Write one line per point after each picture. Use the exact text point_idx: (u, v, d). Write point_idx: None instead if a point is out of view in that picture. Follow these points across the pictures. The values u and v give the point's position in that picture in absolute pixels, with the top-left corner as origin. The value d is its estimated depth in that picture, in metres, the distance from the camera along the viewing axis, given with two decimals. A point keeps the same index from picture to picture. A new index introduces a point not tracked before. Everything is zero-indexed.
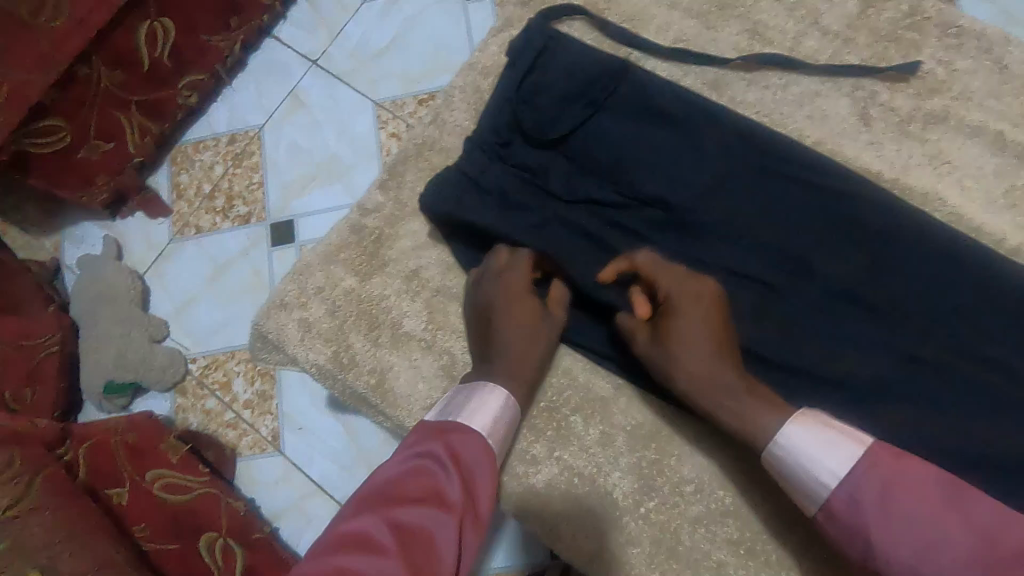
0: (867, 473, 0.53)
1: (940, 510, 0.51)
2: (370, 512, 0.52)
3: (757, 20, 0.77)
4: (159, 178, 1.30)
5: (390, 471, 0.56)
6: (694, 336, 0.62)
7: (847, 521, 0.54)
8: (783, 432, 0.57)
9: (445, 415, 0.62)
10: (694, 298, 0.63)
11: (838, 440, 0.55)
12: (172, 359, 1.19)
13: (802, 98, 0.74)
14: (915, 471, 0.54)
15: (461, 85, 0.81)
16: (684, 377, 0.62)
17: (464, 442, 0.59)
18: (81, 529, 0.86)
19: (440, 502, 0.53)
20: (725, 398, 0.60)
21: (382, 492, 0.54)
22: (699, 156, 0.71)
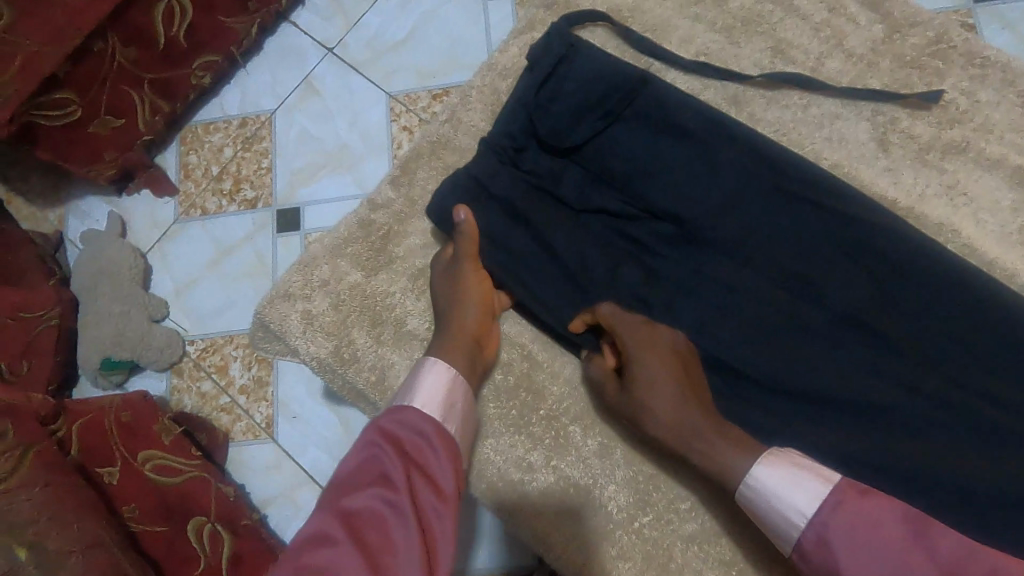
0: (835, 513, 0.54)
1: (908, 549, 0.52)
2: (322, 512, 0.51)
3: (781, 37, 0.76)
4: (168, 157, 1.29)
5: (343, 465, 0.55)
6: (653, 390, 0.63)
7: (817, 560, 0.55)
8: (752, 471, 0.58)
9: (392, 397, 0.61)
10: (649, 345, 0.64)
11: (804, 480, 0.56)
12: (169, 340, 1.18)
13: (821, 119, 0.73)
14: (884, 508, 0.54)
15: (478, 85, 0.80)
16: (653, 423, 0.64)
17: (406, 419, 0.57)
18: (70, 508, 0.86)
19: (388, 485, 0.52)
20: (693, 441, 0.62)
21: (334, 489, 0.53)
22: (714, 171, 0.70)
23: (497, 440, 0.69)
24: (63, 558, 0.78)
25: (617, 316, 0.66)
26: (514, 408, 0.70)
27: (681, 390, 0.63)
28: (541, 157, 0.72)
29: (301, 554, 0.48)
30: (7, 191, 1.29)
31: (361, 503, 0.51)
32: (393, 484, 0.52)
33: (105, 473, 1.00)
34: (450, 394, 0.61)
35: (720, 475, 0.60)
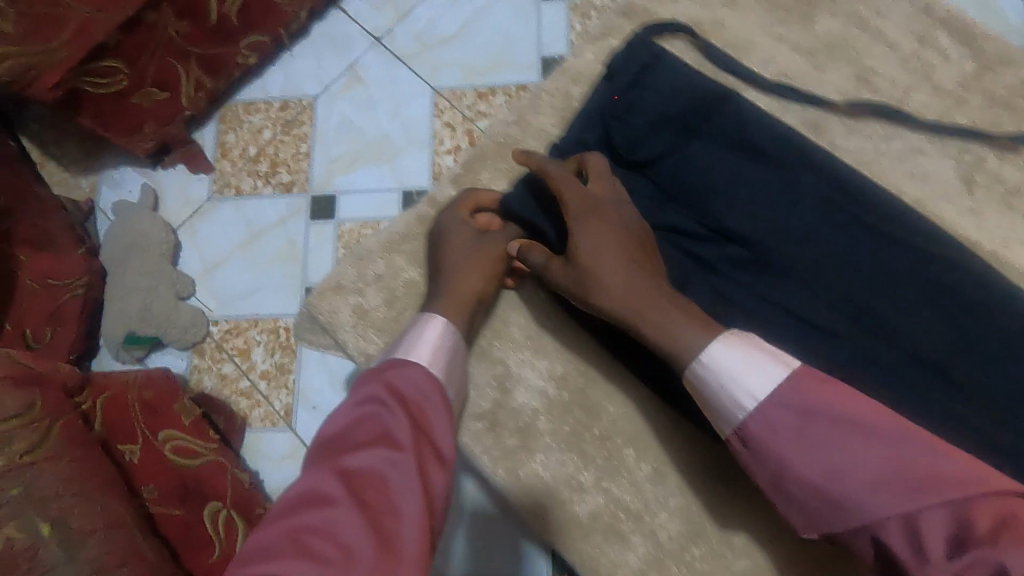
0: (794, 396, 0.51)
1: (856, 436, 0.49)
2: (320, 467, 0.51)
3: (866, 65, 0.74)
4: (206, 134, 1.26)
5: (339, 421, 0.54)
6: (597, 245, 0.62)
7: (761, 444, 0.52)
8: (709, 349, 0.55)
9: (386, 354, 0.60)
10: (591, 206, 0.64)
11: (761, 362, 0.53)
12: (195, 321, 1.14)
13: (904, 153, 0.71)
14: (844, 398, 0.51)
15: (550, 89, 0.78)
16: (611, 299, 0.61)
17: (406, 375, 0.57)
18: (98, 484, 0.81)
19: (390, 441, 0.52)
20: (650, 310, 0.59)
21: (330, 441, 0.52)
22: (793, 198, 0.67)
23: (548, 456, 0.67)
24: None
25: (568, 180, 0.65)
26: (567, 425, 0.68)
27: (633, 260, 0.62)
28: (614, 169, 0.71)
29: (300, 508, 0.48)
30: (39, 155, 1.26)
31: (362, 457, 0.50)
32: (395, 441, 0.52)
33: (127, 450, 0.96)
34: (447, 354, 0.61)
35: (670, 346, 0.57)
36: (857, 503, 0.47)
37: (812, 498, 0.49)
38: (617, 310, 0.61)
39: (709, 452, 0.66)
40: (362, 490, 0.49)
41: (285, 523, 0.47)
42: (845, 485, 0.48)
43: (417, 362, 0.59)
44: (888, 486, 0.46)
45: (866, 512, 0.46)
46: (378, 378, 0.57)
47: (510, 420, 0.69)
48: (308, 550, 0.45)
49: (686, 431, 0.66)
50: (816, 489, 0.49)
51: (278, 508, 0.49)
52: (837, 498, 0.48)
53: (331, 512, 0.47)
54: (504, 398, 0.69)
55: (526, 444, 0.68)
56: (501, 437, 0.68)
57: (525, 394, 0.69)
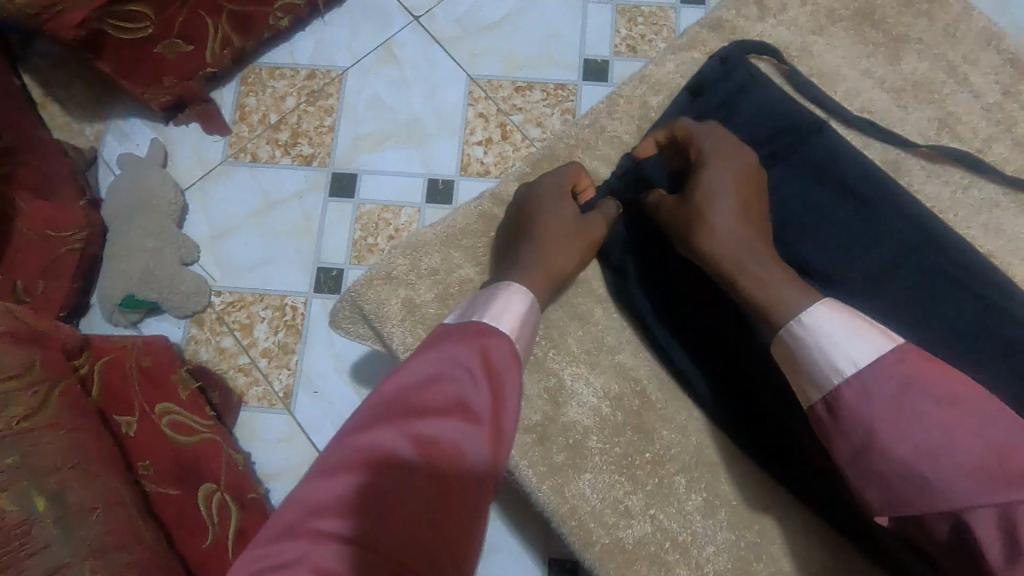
0: (893, 367, 0.49)
1: (961, 419, 0.47)
2: (391, 426, 0.48)
3: (949, 110, 0.73)
4: (225, 94, 1.17)
5: (412, 378, 0.50)
6: (719, 192, 0.62)
7: (851, 413, 0.50)
8: (810, 312, 0.53)
9: (467, 312, 0.56)
10: (724, 157, 0.63)
11: (867, 332, 0.51)
12: (198, 287, 1.07)
13: (981, 205, 0.70)
14: (949, 379, 0.49)
15: (627, 95, 0.76)
16: (714, 243, 0.60)
17: (492, 345, 0.53)
18: (93, 457, 0.74)
19: (466, 415, 0.49)
20: (752, 262, 0.58)
21: (402, 398, 0.49)
22: (873, 237, 0.66)
23: (597, 476, 0.65)
24: (85, 515, 0.68)
25: (696, 137, 0.66)
26: (618, 446, 0.65)
27: (745, 214, 0.62)
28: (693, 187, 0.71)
29: (366, 466, 0.46)
30: (40, 94, 1.16)
31: (436, 426, 0.48)
32: (472, 415, 0.49)
33: (124, 422, 0.87)
34: (529, 327, 0.57)
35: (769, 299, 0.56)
36: (949, 485, 0.45)
37: (896, 474, 0.48)
38: (717, 253, 0.60)
39: (762, 487, 0.64)
40: (434, 462, 0.46)
41: (350, 478, 0.45)
42: (939, 466, 0.46)
43: (502, 330, 0.54)
44: (984, 473, 0.45)
45: (956, 494, 0.45)
46: (458, 339, 0.53)
47: (559, 435, 0.66)
48: (374, 516, 0.44)
49: (740, 463, 0.64)
50: (902, 466, 0.47)
51: (341, 454, 0.47)
52: (923, 478, 0.46)
53: (400, 480, 0.46)
54: (555, 411, 0.66)
55: (575, 462, 0.65)
56: (550, 451, 0.65)
57: (577, 409, 0.66)
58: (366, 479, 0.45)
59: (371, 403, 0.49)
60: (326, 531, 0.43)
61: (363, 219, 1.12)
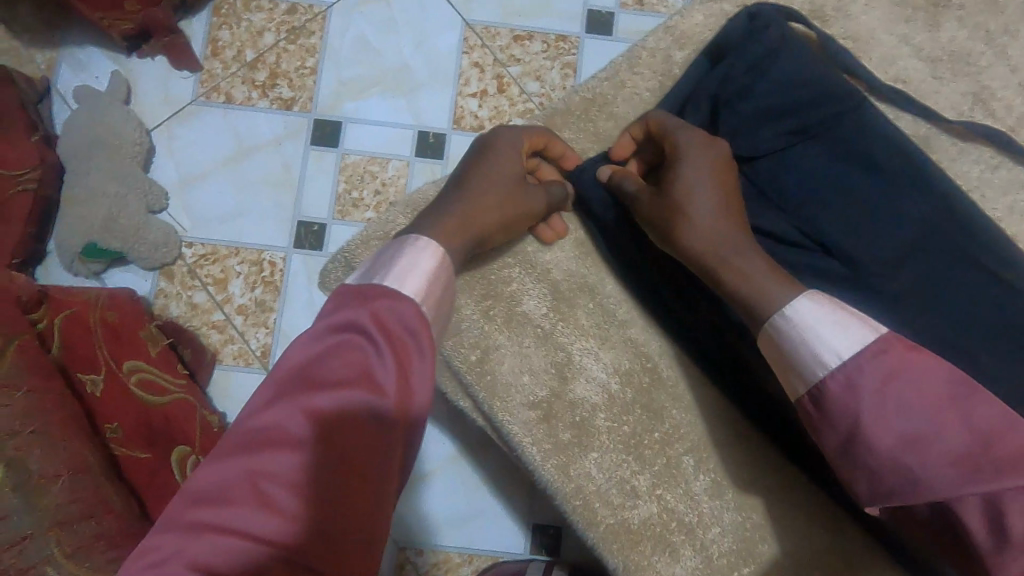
0: (875, 359, 0.48)
1: (943, 408, 0.46)
2: (285, 406, 0.43)
3: (984, 85, 0.69)
4: (195, 25, 1.06)
5: (309, 349, 0.45)
6: (695, 181, 0.58)
7: (838, 406, 0.48)
8: (793, 303, 0.52)
9: (372, 269, 0.48)
10: (697, 146, 0.59)
11: (846, 323, 0.50)
12: (167, 238, 0.99)
13: (1007, 185, 0.67)
14: (929, 367, 0.48)
15: (651, 48, 0.69)
16: (698, 233, 0.57)
17: (397, 306, 0.46)
18: (55, 418, 0.68)
19: (364, 388, 0.43)
20: (732, 255, 0.56)
21: (298, 372, 0.44)
22: (897, 218, 0.63)
23: (603, 455, 0.62)
24: (47, 484, 0.62)
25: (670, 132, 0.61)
26: (626, 425, 0.63)
27: (726, 205, 0.58)
28: None
29: (254, 450, 0.41)
30: None
31: (329, 406, 0.42)
32: (374, 386, 0.43)
33: (88, 381, 0.83)
34: (445, 287, 0.50)
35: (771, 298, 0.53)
36: (934, 477, 0.45)
37: (883, 467, 0.47)
38: (696, 246, 0.57)
39: (771, 468, 0.62)
40: (331, 442, 0.42)
41: (238, 464, 0.41)
42: (925, 457, 0.45)
43: (407, 291, 0.47)
44: (971, 463, 0.44)
45: (945, 486, 0.44)
46: (358, 303, 0.46)
47: (565, 412, 0.62)
48: (260, 502, 0.40)
49: (749, 445, 0.63)
50: (889, 458, 0.46)
51: (232, 438, 0.43)
52: (911, 471, 0.46)
53: (292, 463, 0.41)
54: (562, 387, 0.63)
55: (581, 440, 0.62)
56: (555, 429, 0.62)
57: (585, 386, 0.63)
58: (255, 464, 0.41)
59: (272, 380, 0.45)
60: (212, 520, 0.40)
61: (348, 170, 1.04)
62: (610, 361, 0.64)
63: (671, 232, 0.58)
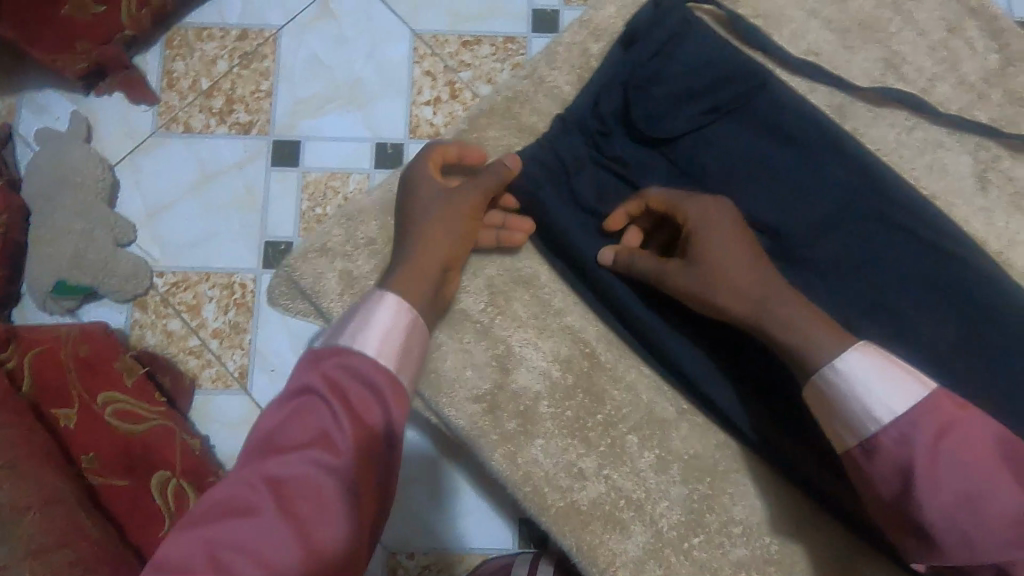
0: (926, 415, 0.50)
1: (999, 470, 0.49)
2: (248, 473, 0.46)
3: (895, 50, 0.71)
4: (150, 59, 1.08)
5: (274, 416, 0.49)
6: (725, 246, 0.59)
7: (891, 460, 0.50)
8: (842, 356, 0.53)
9: (333, 332, 0.52)
10: (714, 208, 0.60)
11: (900, 381, 0.51)
12: (136, 269, 1.01)
13: (924, 145, 0.69)
14: (982, 427, 0.50)
15: (567, 43, 0.71)
16: (728, 294, 0.57)
17: (350, 365, 0.50)
18: (24, 453, 0.71)
19: (324, 448, 0.47)
20: (776, 304, 0.56)
21: (265, 437, 0.48)
22: (817, 186, 0.65)
23: (548, 441, 0.64)
24: (17, 515, 0.65)
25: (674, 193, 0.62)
26: (569, 410, 0.64)
27: (755, 261, 0.59)
28: (630, 146, 0.66)
29: (219, 517, 0.45)
30: None
31: (290, 469, 0.46)
32: (332, 446, 0.47)
33: (62, 416, 0.86)
34: (402, 341, 0.53)
35: (804, 344, 0.54)
36: (987, 537, 0.47)
37: (936, 525, 0.49)
38: (736, 311, 0.57)
39: (714, 440, 0.64)
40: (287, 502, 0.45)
41: (201, 532, 0.44)
42: (980, 516, 0.47)
43: (359, 348, 0.51)
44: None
45: (995, 546, 0.47)
46: (315, 366, 0.50)
47: (509, 402, 0.64)
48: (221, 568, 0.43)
49: (691, 418, 0.64)
50: (941, 514, 0.49)
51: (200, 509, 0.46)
52: (963, 529, 0.48)
53: (251, 527, 0.44)
54: (504, 378, 0.65)
55: (526, 429, 0.64)
56: (500, 420, 0.64)
57: (526, 375, 0.65)
58: (216, 532, 0.44)
59: (245, 448, 0.49)
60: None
61: (310, 187, 1.06)
62: (550, 349, 0.66)
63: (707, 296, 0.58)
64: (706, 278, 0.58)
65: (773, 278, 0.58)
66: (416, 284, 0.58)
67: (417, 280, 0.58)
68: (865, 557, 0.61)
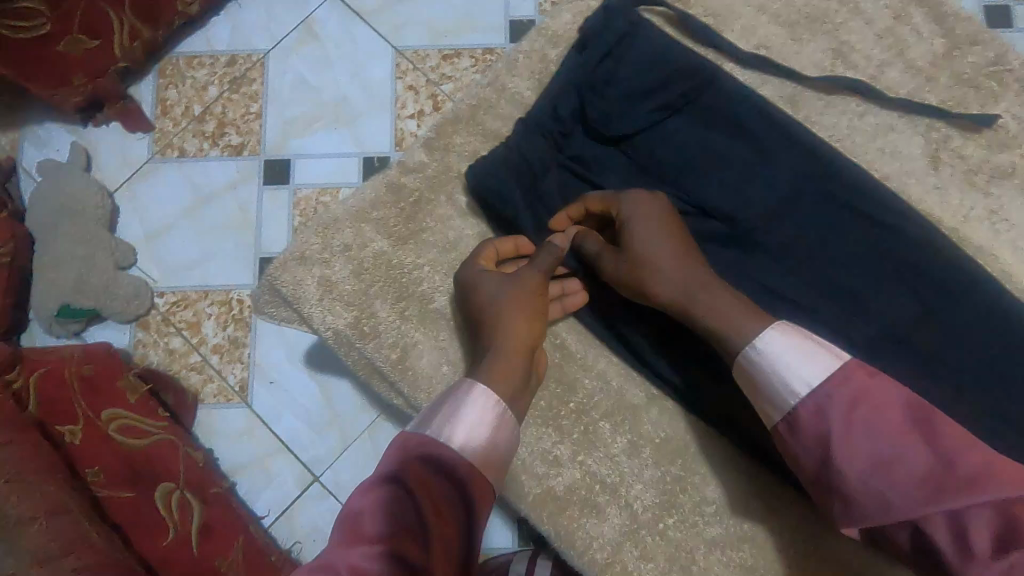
0: (840, 386, 0.54)
1: (908, 432, 0.52)
2: (335, 551, 0.49)
3: (843, 40, 0.74)
4: (143, 89, 1.12)
5: (363, 498, 0.52)
6: (654, 241, 0.62)
7: (811, 431, 0.54)
8: (761, 337, 0.57)
9: (424, 421, 0.57)
10: (645, 205, 0.63)
11: (814, 354, 0.55)
12: (137, 291, 1.05)
13: (876, 130, 0.72)
14: (890, 393, 0.54)
15: (526, 50, 0.74)
16: (661, 283, 0.61)
17: (438, 458, 0.54)
18: (29, 469, 0.74)
19: (409, 538, 0.49)
20: (699, 292, 0.60)
21: (351, 523, 0.51)
22: (770, 174, 0.67)
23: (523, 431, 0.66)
24: (25, 526, 0.68)
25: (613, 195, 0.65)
26: (542, 400, 0.67)
27: (684, 252, 0.62)
28: (589, 145, 0.69)
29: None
30: None
31: (374, 556, 0.48)
32: (413, 538, 0.49)
33: (67, 431, 0.89)
34: (486, 438, 0.56)
35: (725, 327, 0.59)
36: (901, 497, 0.50)
37: (855, 489, 0.52)
38: (668, 297, 0.61)
39: (683, 422, 0.66)
40: None
41: None
42: (894, 477, 0.51)
43: (445, 442, 0.55)
44: (935, 484, 0.50)
45: (908, 505, 0.50)
46: (407, 454, 0.54)
47: None
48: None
49: (661, 403, 0.67)
50: (860, 480, 0.52)
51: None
52: (880, 491, 0.51)
53: None
54: None
55: None
56: None
57: None
58: None
59: (332, 533, 0.51)
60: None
61: (301, 204, 1.09)
62: None
63: (642, 287, 0.62)
64: (641, 272, 0.62)
65: (702, 268, 0.62)
66: (512, 364, 0.61)
67: (512, 358, 0.61)
68: (836, 529, 0.63)
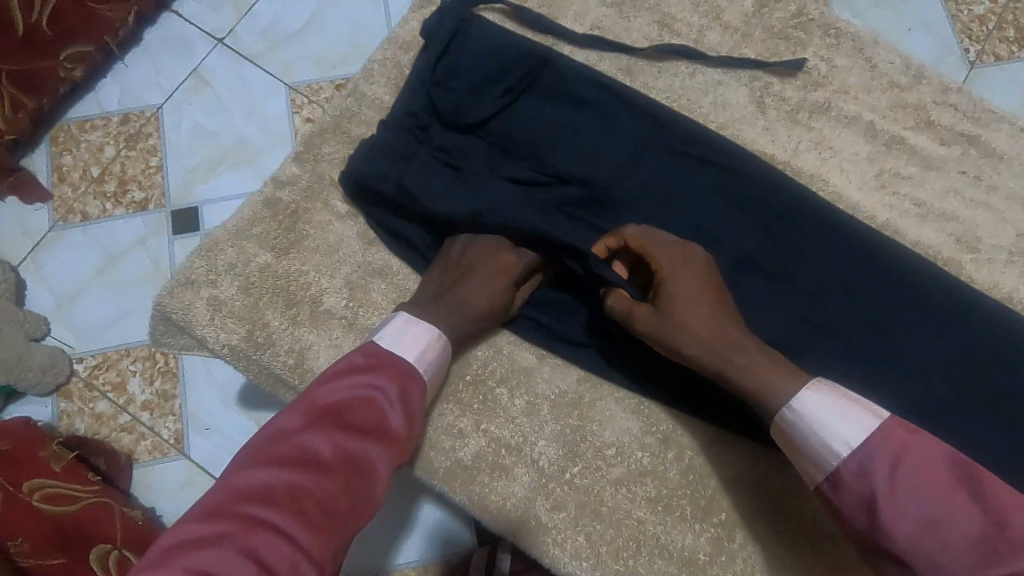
0: (882, 446, 0.54)
1: (954, 489, 0.52)
2: (314, 435, 0.54)
3: (666, 12, 0.82)
4: (37, 158, 1.11)
5: (340, 394, 0.57)
6: (691, 304, 0.64)
7: (853, 491, 0.54)
8: (798, 397, 0.58)
9: (396, 346, 0.62)
10: (683, 264, 0.66)
11: (854, 412, 0.56)
12: (53, 358, 1.01)
13: (706, 86, 0.80)
14: (933, 451, 0.54)
15: (381, 59, 0.79)
16: (693, 343, 0.63)
17: (407, 376, 0.60)
18: None
19: (383, 435, 0.57)
20: (731, 351, 0.62)
21: (331, 410, 0.56)
22: (614, 138, 0.74)
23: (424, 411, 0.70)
24: None
25: (650, 237, 0.67)
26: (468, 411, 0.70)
27: (720, 315, 0.64)
28: (448, 135, 0.73)
29: (292, 466, 0.52)
30: None
31: (358, 442, 0.55)
32: (386, 437, 0.57)
33: None
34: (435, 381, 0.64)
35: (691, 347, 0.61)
36: (955, 560, 0.50)
37: (908, 553, 0.52)
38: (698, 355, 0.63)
39: (575, 376, 0.71)
40: (347, 467, 0.54)
41: (273, 475, 0.52)
42: (943, 539, 0.51)
43: (422, 375, 0.61)
44: (986, 545, 0.50)
45: (963, 570, 0.50)
46: (383, 367, 0.60)
47: None
48: (296, 514, 0.50)
49: (551, 361, 0.71)
50: (910, 543, 0.51)
51: (262, 455, 0.53)
52: (931, 556, 0.51)
53: (318, 481, 0.52)
54: None
55: None
56: None
57: None
58: (288, 479, 0.52)
59: (302, 409, 0.56)
60: (255, 516, 0.49)
61: None
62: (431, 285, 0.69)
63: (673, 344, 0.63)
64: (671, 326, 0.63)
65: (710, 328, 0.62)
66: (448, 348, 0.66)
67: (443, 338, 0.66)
68: (721, 440, 0.68)
